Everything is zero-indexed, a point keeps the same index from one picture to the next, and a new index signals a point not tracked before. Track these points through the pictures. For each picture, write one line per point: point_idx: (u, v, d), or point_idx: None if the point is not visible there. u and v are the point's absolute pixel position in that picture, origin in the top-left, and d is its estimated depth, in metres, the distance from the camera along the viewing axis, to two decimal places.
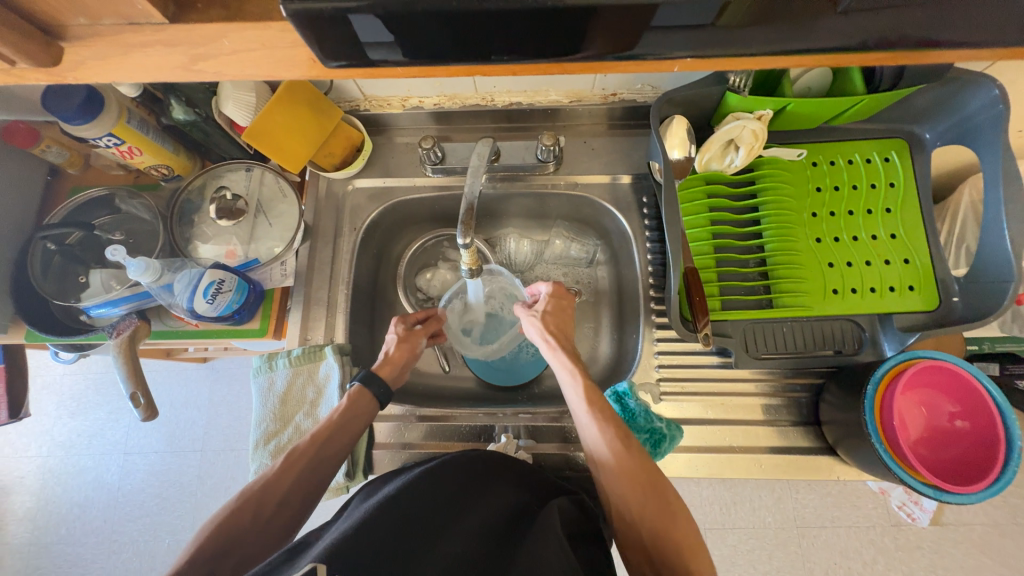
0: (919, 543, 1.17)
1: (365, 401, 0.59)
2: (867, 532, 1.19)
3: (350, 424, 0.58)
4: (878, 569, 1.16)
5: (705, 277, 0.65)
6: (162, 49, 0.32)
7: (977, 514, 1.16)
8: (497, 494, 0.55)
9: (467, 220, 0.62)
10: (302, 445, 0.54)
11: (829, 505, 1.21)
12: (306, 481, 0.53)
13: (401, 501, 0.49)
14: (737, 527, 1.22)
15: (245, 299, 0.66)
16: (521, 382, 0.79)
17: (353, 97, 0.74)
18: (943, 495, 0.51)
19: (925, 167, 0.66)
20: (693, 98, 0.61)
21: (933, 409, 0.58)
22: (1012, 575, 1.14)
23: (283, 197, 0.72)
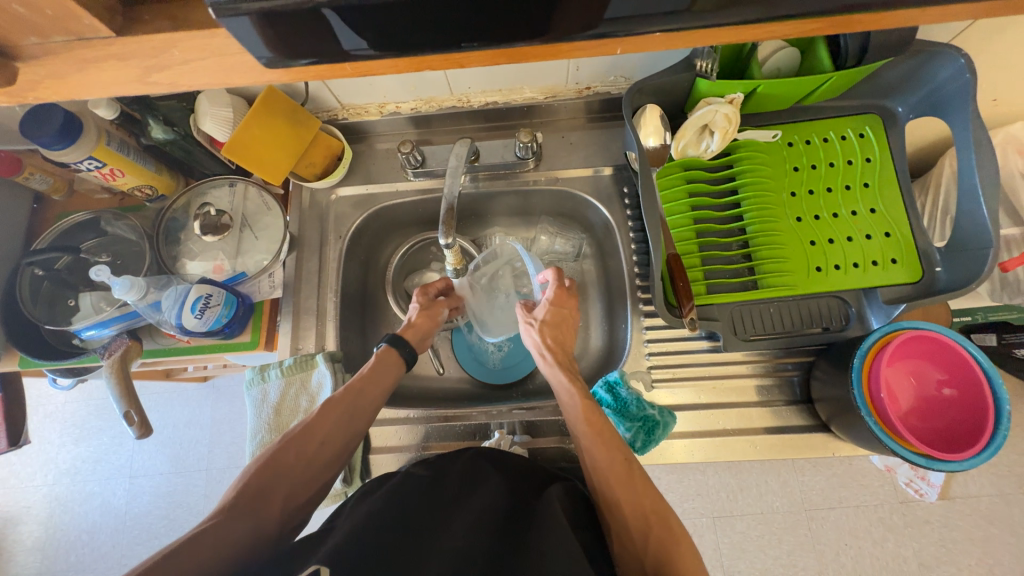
0: (929, 518, 1.17)
1: (392, 360, 0.62)
2: (875, 510, 1.18)
3: (379, 380, 0.60)
4: (889, 547, 1.16)
5: (689, 263, 0.66)
6: (117, 64, 0.32)
7: (985, 485, 1.16)
8: (493, 487, 0.54)
9: (448, 220, 0.62)
10: (336, 398, 0.56)
11: (836, 486, 1.21)
12: (343, 426, 0.55)
13: (391, 509, 0.49)
14: (745, 513, 1.22)
15: (234, 313, 0.67)
16: (515, 379, 0.80)
17: (330, 106, 0.74)
18: (938, 464, 0.51)
19: (899, 140, 0.66)
20: (664, 86, 0.61)
21: (923, 378, 0.58)
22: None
23: (268, 210, 0.73)
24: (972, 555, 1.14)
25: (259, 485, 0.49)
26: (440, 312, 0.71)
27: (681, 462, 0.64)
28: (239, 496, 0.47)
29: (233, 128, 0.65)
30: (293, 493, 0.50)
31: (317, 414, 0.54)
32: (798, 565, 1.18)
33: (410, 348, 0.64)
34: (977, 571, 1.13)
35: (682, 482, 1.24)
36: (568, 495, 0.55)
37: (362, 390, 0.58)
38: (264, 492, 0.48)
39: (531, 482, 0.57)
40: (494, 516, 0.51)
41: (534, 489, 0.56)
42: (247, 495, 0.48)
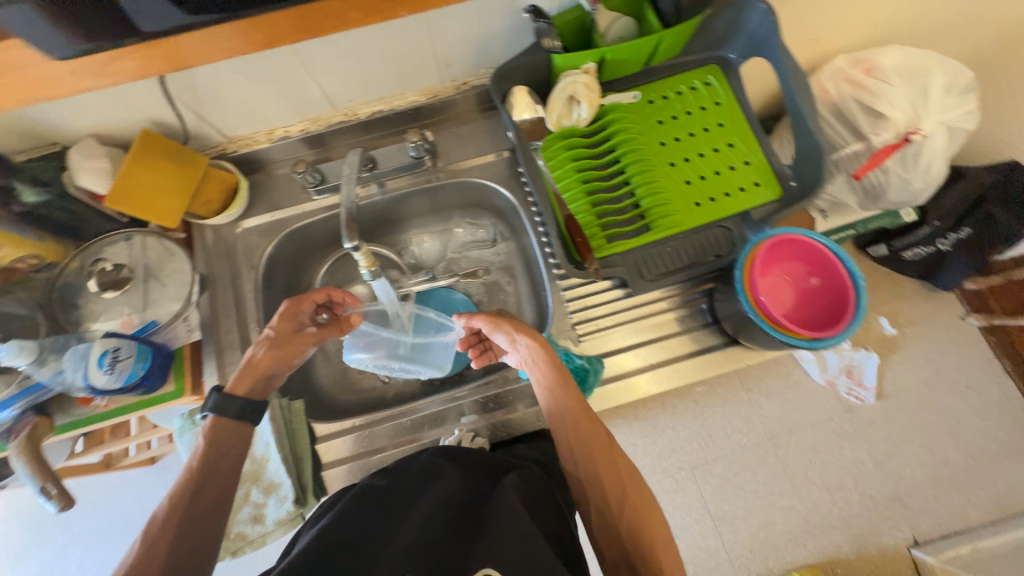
0: (873, 420, 1.23)
1: (221, 432, 0.58)
2: (828, 423, 1.23)
3: (217, 463, 0.56)
4: (846, 454, 1.22)
5: (587, 222, 0.70)
6: None
7: (913, 377, 1.25)
8: (444, 480, 0.57)
9: (349, 224, 0.63)
10: (161, 511, 0.52)
11: (789, 411, 1.25)
12: (202, 519, 0.53)
13: (353, 518, 0.53)
14: (719, 457, 1.23)
15: (150, 363, 0.64)
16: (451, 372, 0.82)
17: (216, 141, 0.75)
18: (819, 344, 0.58)
19: (738, 83, 0.76)
20: (525, 67, 0.67)
21: (794, 274, 0.64)
22: (958, 423, 1.22)
23: (172, 255, 0.72)
24: (917, 443, 1.21)
25: None
26: (299, 339, 0.65)
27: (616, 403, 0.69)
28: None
29: (114, 178, 0.64)
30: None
31: (155, 531, 0.51)
32: (775, 493, 1.20)
33: (239, 405, 0.59)
34: (925, 458, 1.20)
35: (655, 443, 1.24)
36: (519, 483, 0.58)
37: (205, 481, 0.55)
38: None
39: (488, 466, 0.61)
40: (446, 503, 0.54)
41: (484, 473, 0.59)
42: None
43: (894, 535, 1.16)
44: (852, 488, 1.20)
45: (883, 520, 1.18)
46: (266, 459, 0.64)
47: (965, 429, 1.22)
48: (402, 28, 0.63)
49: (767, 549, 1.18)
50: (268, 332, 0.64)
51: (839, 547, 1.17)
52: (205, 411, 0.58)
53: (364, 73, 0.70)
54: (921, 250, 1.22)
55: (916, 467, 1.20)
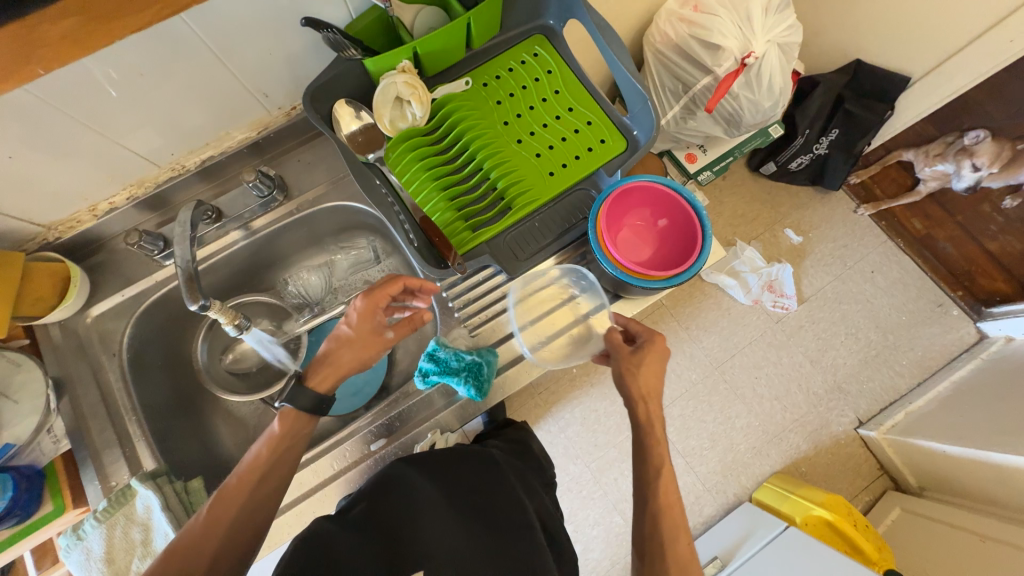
0: (801, 323, 1.31)
1: (302, 422, 0.56)
2: (761, 338, 1.30)
3: (288, 454, 0.55)
4: (784, 360, 1.29)
5: (446, 218, 0.69)
6: None
7: (823, 276, 1.33)
8: (427, 490, 0.59)
9: (189, 285, 0.59)
10: (233, 485, 0.52)
11: (726, 337, 1.30)
12: (251, 514, 0.51)
13: (371, 528, 0.53)
14: (674, 399, 1.26)
15: (14, 490, 0.59)
16: (363, 402, 0.80)
17: (31, 233, 0.68)
18: (675, 281, 0.59)
19: (564, 47, 0.76)
20: (337, 79, 0.64)
21: (643, 219, 0.67)
22: (873, 306, 1.31)
23: (18, 366, 0.65)
24: (842, 333, 1.30)
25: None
26: (383, 337, 0.59)
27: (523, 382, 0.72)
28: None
29: None
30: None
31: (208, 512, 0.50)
32: (732, 416, 1.25)
33: (313, 397, 0.56)
34: (851, 342, 1.29)
35: None
36: (512, 496, 0.64)
37: (264, 475, 0.53)
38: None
39: (484, 472, 0.66)
40: (444, 512, 0.57)
41: (476, 487, 0.64)
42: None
43: (842, 422, 1.24)
44: (798, 392, 1.26)
45: (831, 411, 1.25)
46: None
47: (879, 309, 1.31)
48: (186, 66, 0.59)
49: (738, 469, 1.22)
50: (348, 327, 0.59)
51: (799, 447, 1.23)
52: (278, 403, 0.55)
53: (170, 121, 0.65)
54: (804, 158, 1.30)
55: (846, 356, 1.28)
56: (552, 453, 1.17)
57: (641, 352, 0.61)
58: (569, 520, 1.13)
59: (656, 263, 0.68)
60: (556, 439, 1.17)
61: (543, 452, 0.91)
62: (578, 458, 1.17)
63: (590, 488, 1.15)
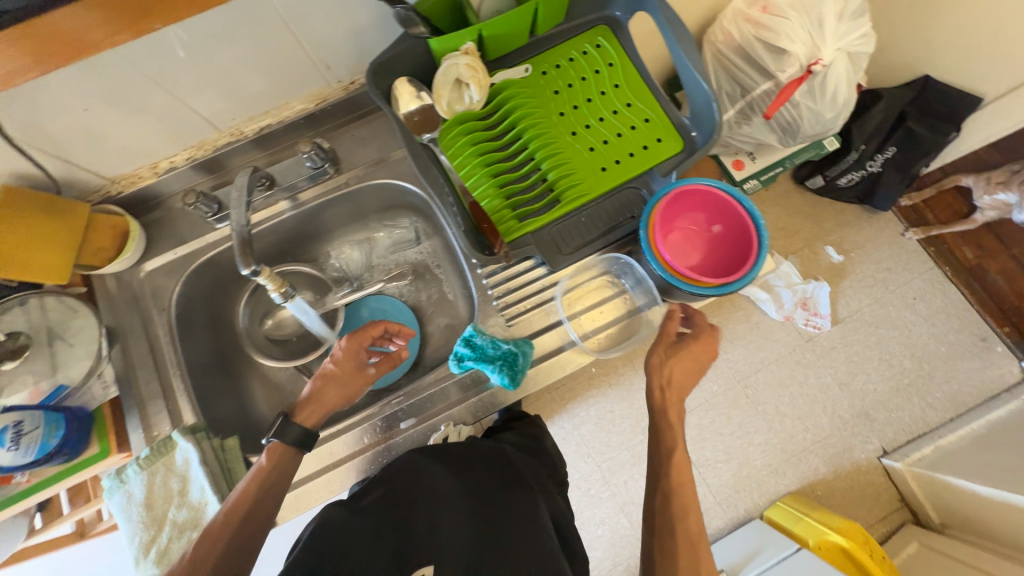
0: (832, 344, 1.25)
1: (289, 454, 0.60)
2: (790, 355, 1.25)
3: (273, 489, 0.58)
4: (811, 381, 1.23)
5: (494, 205, 0.69)
6: None
7: (861, 297, 1.27)
8: (442, 480, 0.60)
9: (242, 250, 0.60)
10: (218, 521, 0.53)
11: (753, 350, 1.25)
12: (239, 547, 0.52)
13: (379, 515, 0.54)
14: (692, 407, 1.23)
15: (65, 430, 0.61)
16: (391, 381, 0.81)
17: (97, 186, 0.70)
18: (727, 289, 0.58)
19: (628, 41, 0.74)
20: (401, 57, 0.64)
21: (696, 224, 0.66)
22: (913, 334, 1.25)
23: (75, 313, 0.68)
24: (875, 358, 1.24)
25: None
26: (364, 376, 0.66)
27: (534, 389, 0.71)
28: None
29: None
30: None
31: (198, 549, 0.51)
32: (751, 432, 1.22)
33: (301, 431, 0.60)
34: (883, 369, 1.23)
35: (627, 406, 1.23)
36: (525, 501, 0.63)
37: (250, 511, 0.55)
38: None
39: (495, 470, 0.67)
40: (460, 503, 0.58)
41: (491, 484, 0.64)
42: None
43: (865, 449, 1.19)
44: (822, 414, 1.22)
45: (856, 437, 1.20)
46: (203, 506, 0.61)
47: (920, 338, 1.25)
48: (257, 33, 0.59)
49: (751, 485, 1.19)
50: (331, 368, 0.65)
51: (817, 470, 1.19)
52: (267, 437, 0.59)
53: (236, 88, 0.66)
54: (855, 175, 1.23)
55: (877, 382, 1.23)
56: (564, 449, 1.16)
57: (687, 340, 0.64)
58: (576, 517, 1.13)
59: (705, 270, 0.66)
60: (569, 436, 1.16)
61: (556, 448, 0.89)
62: (589, 457, 1.16)
63: (599, 487, 1.15)
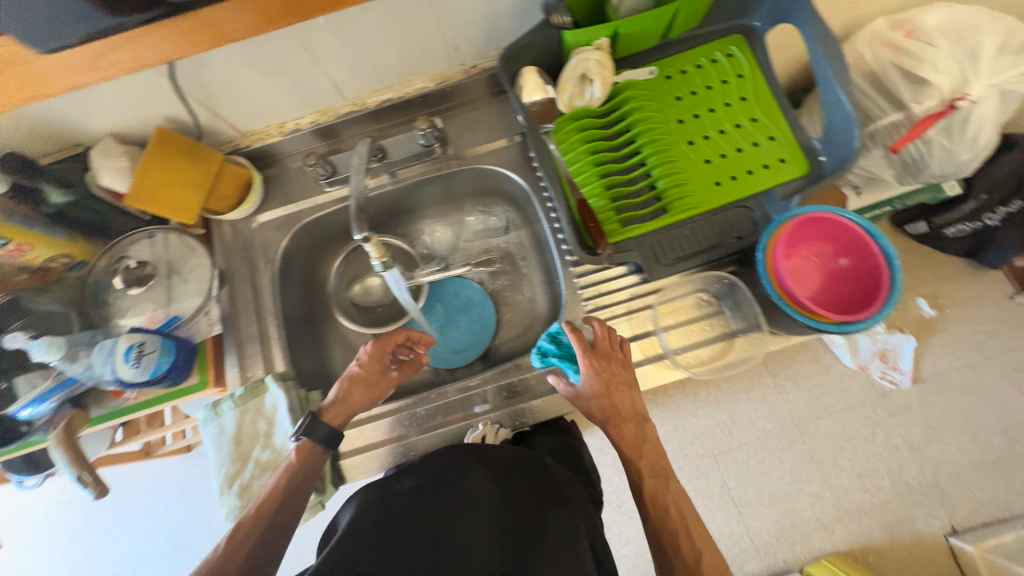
0: (909, 404, 1.14)
1: (317, 453, 0.61)
2: (860, 409, 1.15)
3: (303, 484, 0.59)
4: (880, 439, 1.13)
5: (599, 205, 0.68)
6: None
7: (949, 359, 1.15)
8: (481, 481, 0.62)
9: (358, 215, 0.62)
10: (247, 516, 0.56)
11: (819, 395, 1.17)
12: (267, 545, 0.54)
13: (400, 509, 0.57)
14: (742, 444, 1.16)
15: (174, 357, 0.66)
16: (461, 362, 0.82)
17: (230, 137, 0.76)
18: (847, 327, 0.53)
19: (763, 53, 0.71)
20: (533, 46, 0.64)
21: (820, 255, 0.61)
22: (1008, 409, 1.12)
23: (192, 252, 0.73)
24: (958, 429, 1.12)
25: None
26: (385, 383, 0.69)
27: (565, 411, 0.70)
28: None
29: (131, 176, 0.65)
30: None
31: (230, 540, 0.53)
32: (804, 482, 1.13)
33: (327, 431, 0.61)
34: (964, 442, 1.12)
35: (674, 430, 1.18)
36: (564, 520, 0.60)
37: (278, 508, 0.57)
38: None
39: (534, 482, 0.65)
40: (494, 505, 0.59)
41: (529, 493, 0.63)
42: None
43: (929, 523, 1.09)
44: (886, 475, 1.12)
45: (921, 508, 1.10)
46: (284, 451, 0.64)
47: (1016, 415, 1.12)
48: (405, 9, 0.61)
49: (793, 536, 1.12)
50: (355, 370, 0.68)
51: (871, 535, 1.10)
52: (296, 435, 0.60)
53: (372, 60, 0.69)
54: (967, 226, 1.09)
55: (955, 453, 1.11)
56: (599, 461, 1.13)
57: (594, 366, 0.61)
58: None
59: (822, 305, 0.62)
60: (605, 449, 1.13)
61: (593, 462, 0.86)
62: (623, 473, 1.13)
63: (632, 507, 1.11)
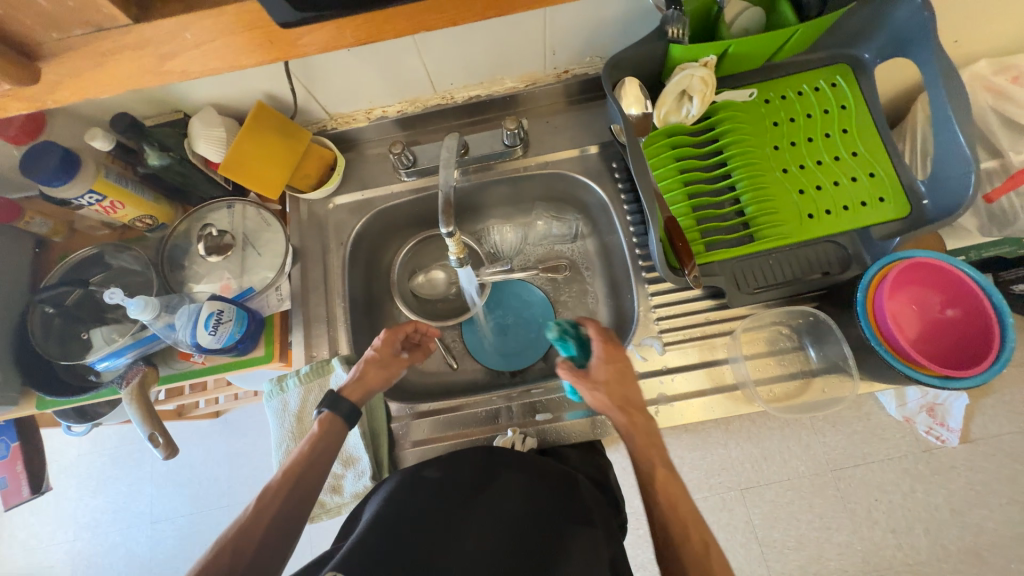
0: (954, 463, 1.06)
1: (336, 428, 0.59)
2: (900, 462, 1.07)
3: (327, 453, 0.58)
4: (918, 496, 1.05)
5: (685, 225, 0.66)
6: (79, 57, 0.34)
7: (1004, 423, 1.07)
8: (508, 485, 0.57)
9: (446, 209, 0.63)
10: (273, 486, 0.54)
11: (858, 443, 1.09)
12: (282, 520, 0.52)
13: (414, 505, 0.52)
14: (772, 481, 1.10)
15: (246, 328, 0.67)
16: (505, 367, 0.81)
17: (318, 118, 0.77)
18: (952, 382, 0.53)
19: (871, 85, 0.68)
20: (639, 58, 0.63)
21: (924, 304, 0.61)
22: None
23: (268, 226, 0.74)
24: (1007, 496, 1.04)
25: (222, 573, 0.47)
26: (400, 368, 0.66)
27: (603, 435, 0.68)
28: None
29: (227, 147, 0.67)
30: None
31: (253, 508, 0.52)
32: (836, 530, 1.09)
33: (349, 406, 0.60)
34: (1012, 510, 1.03)
35: (703, 459, 1.12)
36: (588, 544, 0.51)
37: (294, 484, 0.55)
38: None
39: (563, 496, 0.57)
40: (511, 517, 0.52)
41: (555, 508, 0.55)
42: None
43: None
44: (922, 534, 1.04)
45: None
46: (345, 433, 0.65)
47: None
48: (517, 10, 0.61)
49: None
50: (370, 353, 0.66)
51: None
52: (321, 406, 0.60)
53: (469, 56, 0.68)
54: None
55: (1000, 522, 1.03)
56: (623, 481, 1.11)
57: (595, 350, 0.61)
58: None
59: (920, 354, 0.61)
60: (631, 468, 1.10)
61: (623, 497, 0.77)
62: None
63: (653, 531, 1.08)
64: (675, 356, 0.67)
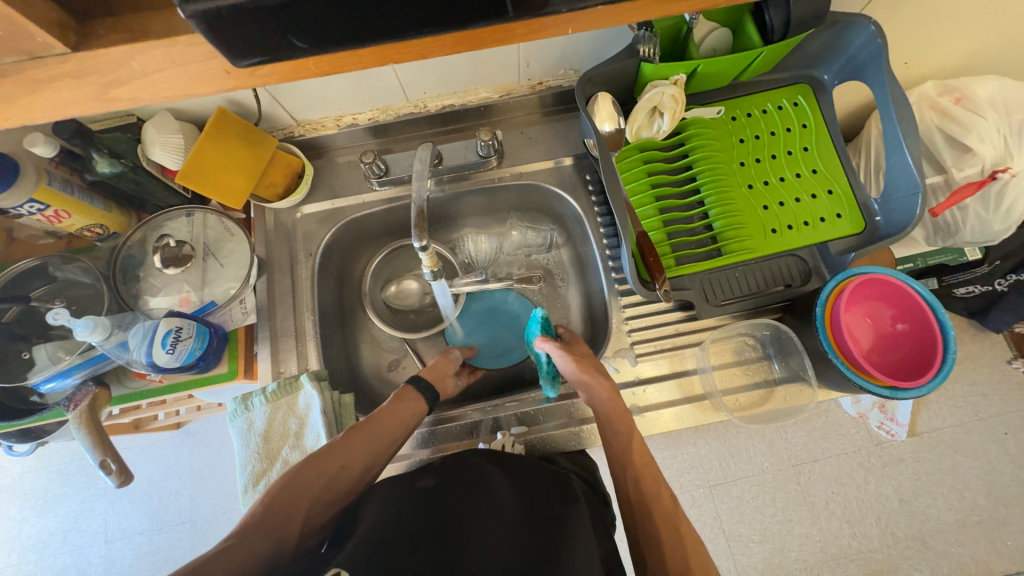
0: (903, 456, 1.13)
1: (416, 396, 0.64)
2: (855, 456, 1.13)
3: (410, 413, 0.62)
4: (872, 488, 1.12)
5: (656, 238, 0.68)
6: (7, 84, 0.31)
7: (946, 417, 1.14)
8: (500, 486, 0.56)
9: (419, 223, 0.62)
10: (363, 424, 0.58)
11: (817, 439, 1.15)
12: (365, 454, 0.56)
13: (399, 518, 0.50)
14: (738, 478, 1.14)
15: (207, 344, 0.64)
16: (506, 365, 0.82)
17: (285, 124, 0.74)
18: (900, 393, 0.56)
19: (829, 106, 0.71)
20: (611, 74, 0.64)
21: (878, 318, 0.65)
22: None
23: (231, 236, 0.71)
24: (954, 488, 1.11)
25: (298, 491, 0.51)
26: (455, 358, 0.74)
27: (585, 443, 0.69)
28: (278, 493, 0.51)
29: (186, 154, 0.63)
30: (320, 499, 0.52)
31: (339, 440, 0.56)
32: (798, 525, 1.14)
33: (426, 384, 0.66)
34: (953, 500, 1.11)
35: (673, 459, 1.15)
36: (585, 531, 0.54)
37: (375, 433, 0.58)
38: (297, 500, 0.51)
39: (557, 500, 0.57)
40: (507, 516, 0.52)
41: (549, 495, 0.57)
42: (284, 496, 0.50)
43: None
44: (874, 524, 1.10)
45: (903, 561, 1.08)
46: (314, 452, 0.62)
47: None
48: None
49: None
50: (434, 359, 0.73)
51: None
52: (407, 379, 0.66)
53: (442, 67, 0.67)
54: (976, 289, 1.09)
55: (943, 510, 1.10)
56: None
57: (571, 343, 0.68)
58: None
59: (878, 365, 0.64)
60: None
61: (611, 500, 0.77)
62: None
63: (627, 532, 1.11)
64: (649, 368, 0.68)
